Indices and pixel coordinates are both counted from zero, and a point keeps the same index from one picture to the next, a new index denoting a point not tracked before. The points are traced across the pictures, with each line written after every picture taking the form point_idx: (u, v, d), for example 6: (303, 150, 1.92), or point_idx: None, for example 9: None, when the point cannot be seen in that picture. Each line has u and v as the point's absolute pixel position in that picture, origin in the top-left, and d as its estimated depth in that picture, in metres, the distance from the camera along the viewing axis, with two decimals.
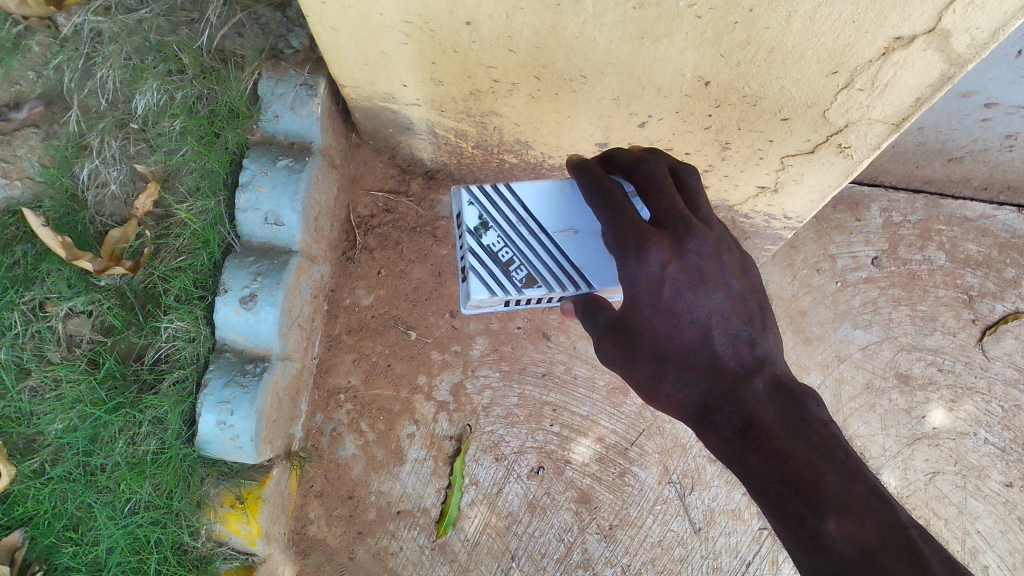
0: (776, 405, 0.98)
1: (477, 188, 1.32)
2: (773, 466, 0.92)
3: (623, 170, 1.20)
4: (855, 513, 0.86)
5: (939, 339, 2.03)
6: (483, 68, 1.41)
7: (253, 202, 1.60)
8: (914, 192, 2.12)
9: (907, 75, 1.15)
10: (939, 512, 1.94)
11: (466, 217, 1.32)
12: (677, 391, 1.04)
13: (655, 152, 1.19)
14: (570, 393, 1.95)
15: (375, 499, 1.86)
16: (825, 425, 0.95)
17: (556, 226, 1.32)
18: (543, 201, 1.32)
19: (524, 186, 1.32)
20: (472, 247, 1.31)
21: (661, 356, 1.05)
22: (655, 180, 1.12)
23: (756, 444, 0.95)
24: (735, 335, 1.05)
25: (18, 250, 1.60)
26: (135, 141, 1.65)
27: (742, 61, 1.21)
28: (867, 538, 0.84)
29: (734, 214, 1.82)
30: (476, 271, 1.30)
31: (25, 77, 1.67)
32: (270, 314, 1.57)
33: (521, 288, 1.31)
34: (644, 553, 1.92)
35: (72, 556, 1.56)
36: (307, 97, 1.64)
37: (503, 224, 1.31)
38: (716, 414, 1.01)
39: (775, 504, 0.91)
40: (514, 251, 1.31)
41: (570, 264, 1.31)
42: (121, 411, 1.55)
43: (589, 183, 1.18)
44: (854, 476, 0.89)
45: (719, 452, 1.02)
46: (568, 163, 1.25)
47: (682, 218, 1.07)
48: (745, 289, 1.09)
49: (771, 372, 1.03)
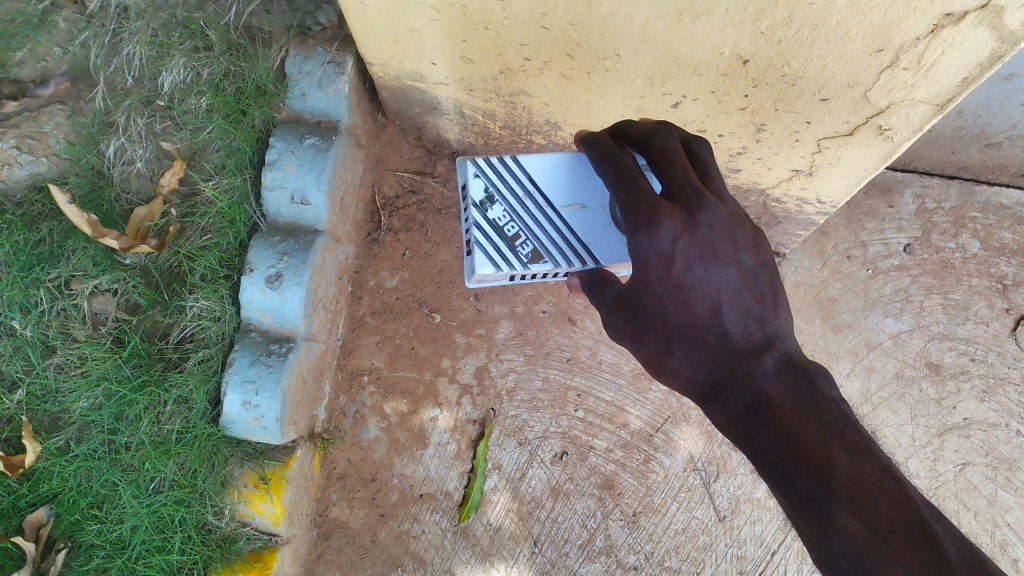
0: (787, 384, 0.97)
1: (483, 160, 1.30)
2: (783, 445, 0.91)
3: (632, 142, 1.14)
4: (866, 494, 0.86)
5: (972, 328, 2.00)
6: (514, 46, 1.38)
7: (279, 180, 1.59)
8: (948, 178, 2.08)
9: (955, 53, 1.11)
10: (969, 504, 1.92)
11: (472, 190, 1.30)
12: (686, 368, 1.02)
13: (666, 123, 1.13)
14: (595, 378, 1.93)
15: (398, 482, 1.85)
16: (836, 405, 0.94)
17: (563, 201, 1.30)
18: (551, 175, 1.30)
19: (531, 160, 1.29)
20: (477, 221, 1.29)
21: (669, 334, 1.02)
22: (667, 152, 1.07)
23: (766, 421, 0.94)
24: (746, 312, 1.03)
25: (43, 228, 1.59)
26: (162, 119, 1.64)
27: (783, 38, 1.18)
28: (878, 518, 0.84)
29: (766, 198, 1.79)
30: (479, 244, 1.28)
31: (51, 53, 1.66)
32: (296, 294, 1.56)
33: (527, 263, 1.29)
34: (668, 540, 1.91)
35: (96, 534, 1.55)
36: (334, 75, 1.62)
37: (509, 198, 1.29)
38: (724, 392, 0.99)
39: (783, 481, 0.91)
40: (519, 226, 1.29)
41: (576, 240, 1.29)
42: (146, 390, 1.55)
43: (598, 155, 1.12)
44: (865, 457, 0.88)
45: (725, 429, 1.01)
46: (576, 138, 1.19)
47: (694, 190, 1.02)
48: (757, 265, 1.06)
49: (780, 350, 1.01)
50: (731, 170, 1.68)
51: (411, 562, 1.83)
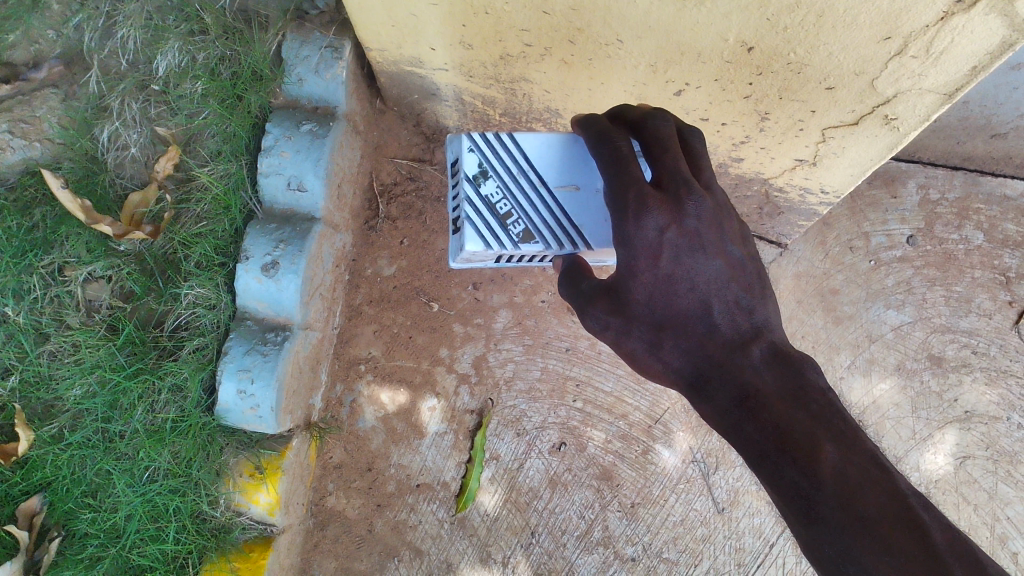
0: (775, 374, 0.95)
1: (478, 135, 1.28)
2: (770, 436, 0.89)
3: (628, 126, 1.10)
4: (855, 483, 0.83)
5: (974, 321, 1.98)
6: (514, 31, 1.36)
7: (276, 167, 1.56)
8: (953, 169, 2.05)
9: (965, 41, 1.09)
10: (968, 497, 1.92)
11: (466, 164, 1.28)
12: (675, 361, 1.01)
13: (663, 109, 1.10)
14: (594, 368, 1.92)
15: (394, 472, 1.83)
16: (824, 394, 0.92)
17: (557, 180, 1.27)
18: (545, 154, 1.27)
19: (528, 137, 1.27)
20: (469, 196, 1.27)
21: (657, 325, 1.02)
22: (662, 139, 1.04)
23: (754, 413, 0.92)
24: (733, 303, 1.02)
25: (37, 213, 1.57)
26: (156, 103, 1.61)
27: (789, 25, 1.15)
28: (866, 507, 0.82)
29: (768, 188, 1.77)
30: (471, 221, 1.26)
31: (44, 36, 1.64)
32: (292, 282, 1.54)
33: (518, 243, 1.27)
34: (666, 532, 1.90)
35: (90, 523, 1.54)
36: (332, 60, 1.59)
37: (503, 174, 1.27)
38: (712, 384, 0.98)
39: (771, 473, 0.89)
40: (511, 204, 1.27)
41: (568, 222, 1.27)
42: (140, 377, 1.53)
43: (593, 137, 1.08)
44: (853, 446, 0.86)
45: (715, 423, 0.99)
46: (573, 118, 1.15)
47: (683, 180, 1.00)
48: (745, 257, 1.06)
49: (768, 340, 1.00)
50: (733, 159, 1.66)
51: (407, 552, 1.82)
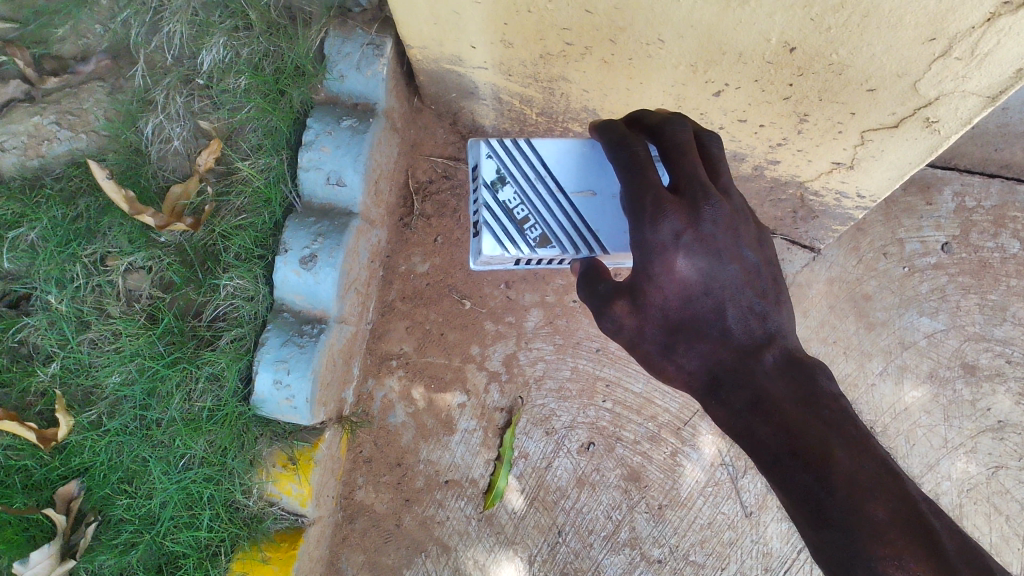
0: (787, 379, 0.95)
1: (497, 142, 1.30)
2: (782, 440, 0.90)
3: (646, 131, 1.12)
4: (866, 488, 0.83)
5: (1009, 330, 1.97)
6: (556, 30, 1.37)
7: (316, 161, 1.59)
8: (990, 176, 2.03)
9: (1011, 44, 1.09)
10: (1001, 508, 1.90)
11: (484, 170, 1.29)
12: (689, 363, 1.01)
13: (681, 115, 1.12)
14: (624, 369, 1.92)
15: (423, 467, 1.85)
16: (836, 400, 0.92)
17: (573, 186, 1.29)
18: (564, 160, 1.29)
19: (546, 143, 1.29)
20: (486, 202, 1.28)
21: (671, 327, 1.02)
22: (679, 144, 1.05)
23: (766, 417, 0.93)
24: (748, 310, 1.02)
25: (80, 204, 1.60)
26: (200, 97, 1.65)
27: (833, 25, 1.16)
28: (877, 511, 0.82)
29: (803, 191, 1.77)
30: (488, 225, 1.27)
31: (92, 31, 1.69)
32: (330, 275, 1.56)
33: (535, 248, 1.28)
34: (693, 534, 1.90)
35: (125, 509, 1.56)
36: (373, 57, 1.61)
37: (520, 180, 1.28)
38: (725, 386, 0.98)
39: (782, 477, 0.89)
40: (529, 209, 1.28)
41: (584, 226, 1.28)
42: (178, 366, 1.55)
43: (610, 141, 1.09)
44: (864, 451, 0.86)
45: (724, 427, 0.99)
46: (591, 123, 1.17)
47: (701, 185, 1.01)
48: (760, 263, 1.05)
49: (781, 346, 1.00)
50: (770, 161, 1.67)
51: (434, 547, 1.84)
